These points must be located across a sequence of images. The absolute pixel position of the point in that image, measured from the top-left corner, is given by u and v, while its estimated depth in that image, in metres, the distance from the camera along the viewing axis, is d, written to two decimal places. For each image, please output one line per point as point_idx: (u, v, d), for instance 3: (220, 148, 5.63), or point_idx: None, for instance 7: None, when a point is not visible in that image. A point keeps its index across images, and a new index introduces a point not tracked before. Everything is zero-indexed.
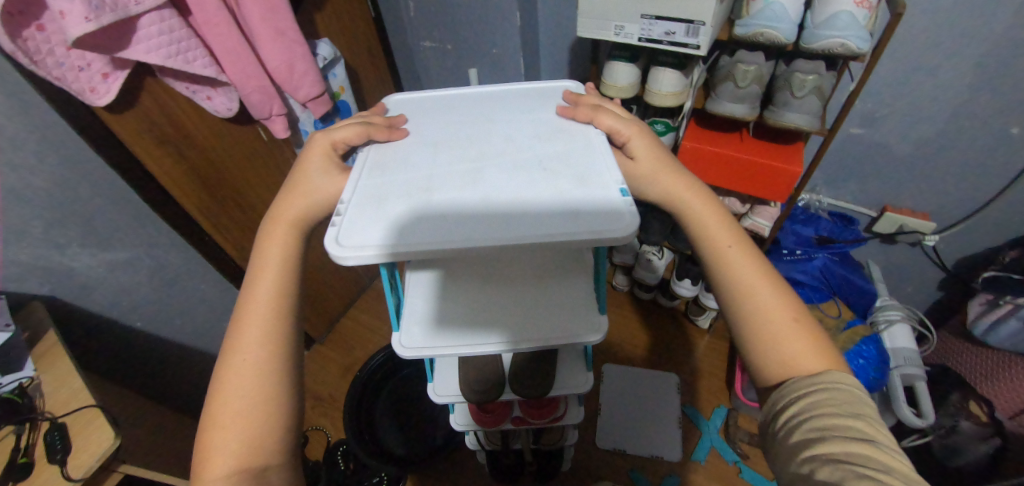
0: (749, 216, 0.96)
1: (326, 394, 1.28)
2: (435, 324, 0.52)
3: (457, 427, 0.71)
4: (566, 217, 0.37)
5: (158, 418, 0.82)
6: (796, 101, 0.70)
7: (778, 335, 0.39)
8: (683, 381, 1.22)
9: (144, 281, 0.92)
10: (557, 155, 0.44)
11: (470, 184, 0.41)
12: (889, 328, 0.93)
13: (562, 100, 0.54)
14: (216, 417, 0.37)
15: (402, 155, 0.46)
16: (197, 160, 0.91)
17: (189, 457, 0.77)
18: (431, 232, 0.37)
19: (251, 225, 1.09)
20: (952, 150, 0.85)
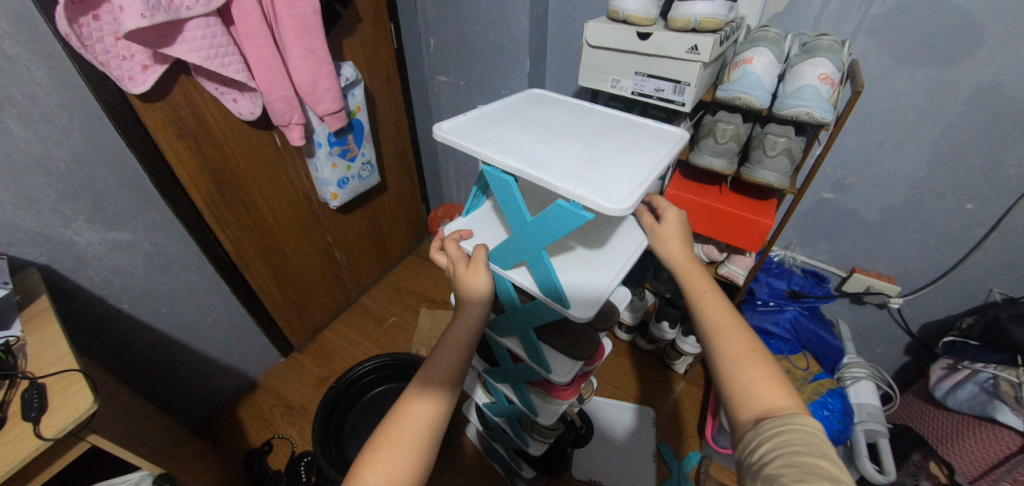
0: (726, 263, 1.00)
1: (297, 404, 1.26)
2: (576, 283, 0.55)
3: (552, 419, 0.75)
4: (662, 141, 0.54)
5: (128, 401, 0.81)
6: (768, 159, 0.77)
7: (739, 369, 0.47)
8: (658, 423, 1.23)
9: (139, 264, 0.93)
10: (602, 121, 0.59)
11: (599, 149, 0.52)
12: (855, 384, 0.97)
13: (543, 99, 0.67)
14: (395, 424, 0.49)
15: (524, 150, 0.51)
16: (213, 155, 0.97)
17: (152, 444, 0.76)
18: (631, 171, 0.47)
19: (252, 225, 1.12)
20: (913, 220, 0.92)
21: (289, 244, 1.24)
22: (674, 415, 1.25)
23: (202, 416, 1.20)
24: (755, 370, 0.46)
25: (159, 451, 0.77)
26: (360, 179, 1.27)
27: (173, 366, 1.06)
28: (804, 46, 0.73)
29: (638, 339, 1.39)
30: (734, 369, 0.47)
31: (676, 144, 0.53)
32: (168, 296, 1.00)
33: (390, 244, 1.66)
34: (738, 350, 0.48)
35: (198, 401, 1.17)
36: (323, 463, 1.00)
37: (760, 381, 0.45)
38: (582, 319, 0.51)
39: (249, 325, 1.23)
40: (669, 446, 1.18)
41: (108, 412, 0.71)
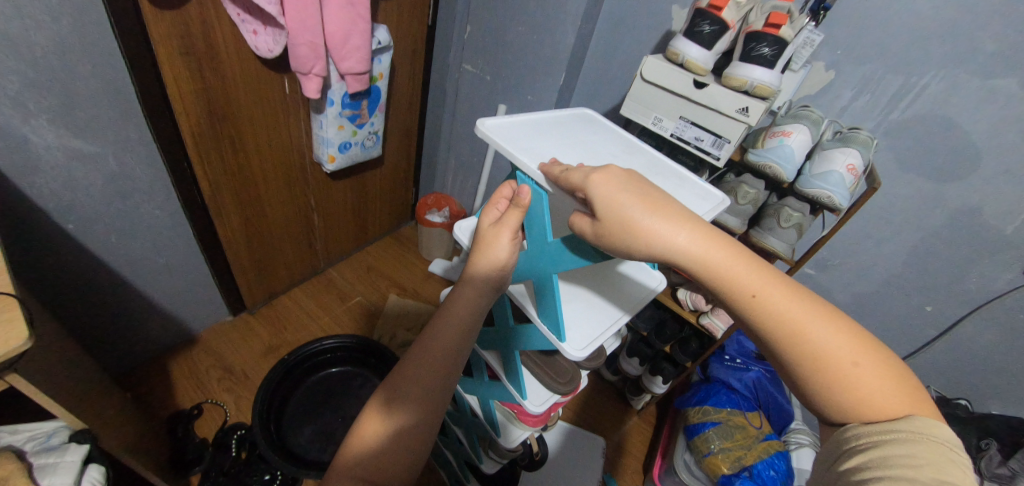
0: (708, 314, 1.04)
1: (239, 369, 1.15)
2: (576, 324, 0.53)
3: (513, 444, 0.71)
4: (700, 203, 0.50)
5: (53, 339, 0.69)
6: (780, 229, 0.82)
7: (828, 373, 0.32)
8: (607, 452, 1.25)
9: (99, 184, 0.81)
10: (647, 163, 0.55)
11: None
12: (799, 450, 1.04)
13: (592, 120, 0.62)
14: (370, 410, 0.43)
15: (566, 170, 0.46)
16: (214, 84, 0.87)
17: (72, 393, 0.65)
18: None
19: (237, 170, 1.02)
20: (878, 310, 1.01)
21: (271, 199, 1.15)
22: (623, 448, 1.28)
23: (126, 363, 1.07)
24: (846, 361, 0.32)
25: (79, 401, 0.67)
26: (363, 148, 1.19)
27: (106, 304, 0.94)
28: (839, 134, 0.79)
29: (603, 369, 1.41)
30: (803, 355, 0.32)
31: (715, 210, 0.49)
32: (123, 226, 0.89)
33: (371, 220, 1.57)
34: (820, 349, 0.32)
35: (124, 348, 1.04)
36: (261, 440, 0.92)
37: (866, 381, 0.31)
38: (569, 358, 0.49)
39: (204, 275, 1.11)
40: (614, 478, 1.21)
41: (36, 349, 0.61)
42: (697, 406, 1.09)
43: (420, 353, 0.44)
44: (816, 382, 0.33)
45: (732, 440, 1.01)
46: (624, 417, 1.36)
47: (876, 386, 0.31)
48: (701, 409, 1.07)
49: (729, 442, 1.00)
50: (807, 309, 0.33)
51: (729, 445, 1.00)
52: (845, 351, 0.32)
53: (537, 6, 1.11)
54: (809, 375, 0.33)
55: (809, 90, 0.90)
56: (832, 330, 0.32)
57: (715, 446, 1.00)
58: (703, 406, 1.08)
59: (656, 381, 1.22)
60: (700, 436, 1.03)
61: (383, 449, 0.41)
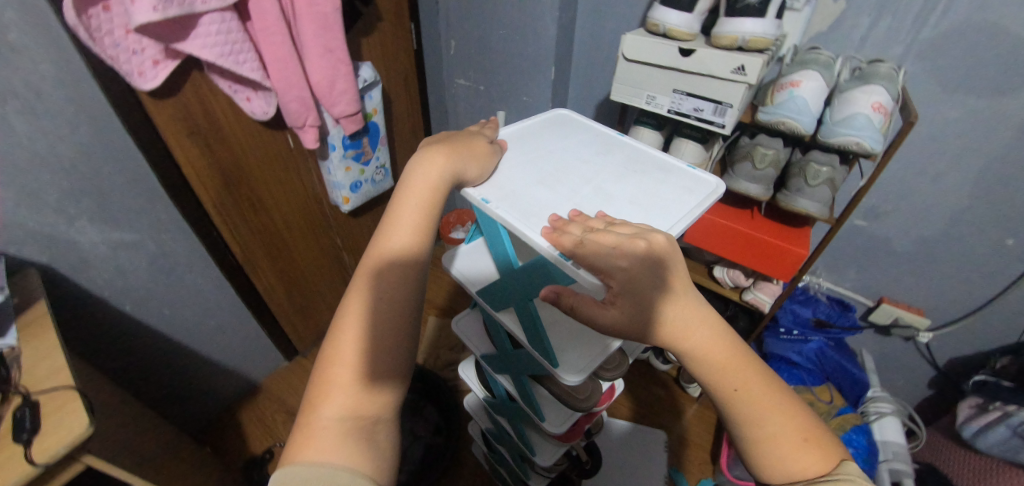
0: (751, 290, 0.96)
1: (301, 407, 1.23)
2: (571, 347, 0.50)
3: (548, 462, 0.69)
4: (689, 195, 0.47)
5: (128, 411, 0.76)
6: (809, 189, 0.74)
7: (767, 437, 0.36)
8: (670, 444, 1.21)
9: (143, 265, 0.89)
10: (630, 160, 0.52)
11: (612, 198, 0.45)
12: (880, 420, 0.94)
13: (569, 123, 0.59)
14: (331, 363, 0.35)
15: (527, 194, 0.44)
16: (223, 156, 0.93)
17: (150, 458, 0.72)
18: None
19: (262, 227, 1.08)
20: (948, 254, 0.89)
21: (299, 248, 1.20)
22: (687, 438, 1.23)
23: (202, 418, 1.17)
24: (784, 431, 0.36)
25: (160, 466, 0.74)
26: (373, 184, 1.22)
27: (171, 370, 1.03)
28: (858, 71, 0.71)
29: (651, 360, 1.36)
30: (750, 427, 0.36)
31: (705, 199, 0.46)
32: (172, 298, 0.97)
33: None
34: (764, 416, 0.36)
35: (197, 405, 1.14)
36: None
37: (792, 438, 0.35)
38: (568, 384, 0.47)
39: (254, 330, 1.20)
40: (681, 471, 1.16)
41: (111, 422, 0.67)
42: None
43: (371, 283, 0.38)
44: (759, 439, 0.36)
45: None
46: (681, 406, 1.30)
47: (801, 444, 0.35)
48: None
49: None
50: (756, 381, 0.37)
51: None
52: (791, 426, 0.36)
53: (513, 6, 1.08)
54: (750, 430, 0.36)
55: (820, 27, 0.80)
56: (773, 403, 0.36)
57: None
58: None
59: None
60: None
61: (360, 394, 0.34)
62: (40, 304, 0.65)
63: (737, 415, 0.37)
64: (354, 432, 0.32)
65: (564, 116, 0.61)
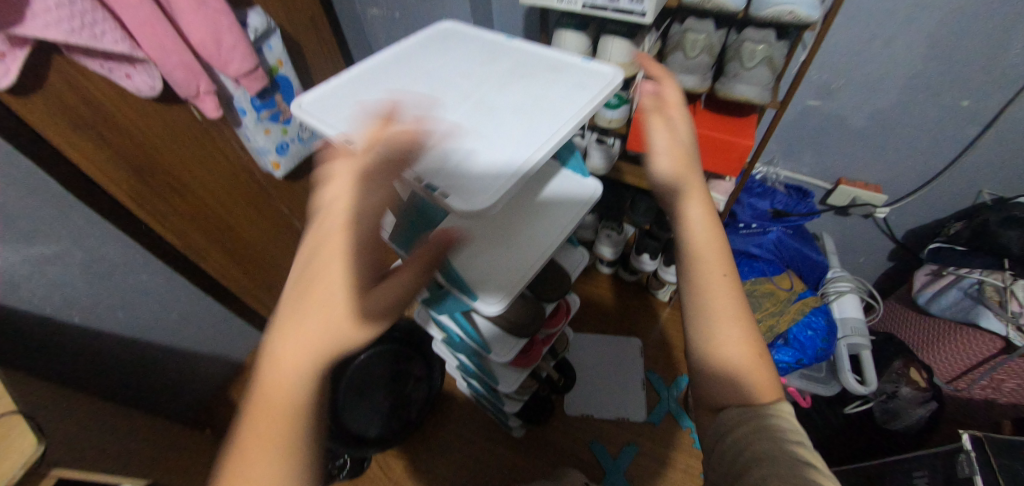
0: (705, 190, 0.94)
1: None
2: (494, 278, 0.51)
3: (512, 387, 0.73)
4: (581, 92, 0.43)
5: (102, 414, 0.77)
6: (745, 72, 0.68)
7: (732, 357, 0.43)
8: (647, 349, 1.28)
9: (76, 273, 0.86)
10: (519, 65, 0.46)
11: (490, 112, 0.41)
12: (839, 299, 0.96)
13: (455, 35, 0.53)
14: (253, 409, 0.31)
15: (394, 123, 0.40)
16: (122, 144, 0.83)
17: (136, 450, 0.74)
18: (509, 148, 0.37)
19: (194, 213, 1.02)
20: (903, 124, 0.84)
21: (241, 222, 1.16)
22: (662, 341, 1.29)
23: (196, 397, 1.24)
24: (745, 356, 0.43)
25: (156, 458, 0.77)
26: (301, 142, 1.14)
27: (145, 362, 1.06)
28: None
29: (620, 272, 1.37)
30: (718, 341, 0.43)
31: (599, 93, 0.42)
32: (121, 301, 0.96)
33: None
34: (734, 339, 0.43)
35: (185, 386, 1.19)
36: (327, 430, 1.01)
37: (753, 372, 0.43)
38: (492, 314, 0.49)
39: (221, 311, 1.22)
40: (659, 372, 1.24)
41: (75, 425, 0.67)
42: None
43: (298, 326, 0.32)
44: (724, 353, 0.43)
45: (761, 310, 0.95)
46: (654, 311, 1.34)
47: (760, 378, 0.42)
48: None
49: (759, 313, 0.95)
50: (733, 313, 0.44)
51: (760, 316, 0.95)
52: (751, 353, 0.43)
53: None
54: (717, 343, 0.43)
55: None
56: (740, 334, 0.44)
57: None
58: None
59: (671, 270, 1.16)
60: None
61: (280, 459, 0.30)
62: None
63: (712, 329, 0.44)
64: None
65: (451, 27, 0.54)
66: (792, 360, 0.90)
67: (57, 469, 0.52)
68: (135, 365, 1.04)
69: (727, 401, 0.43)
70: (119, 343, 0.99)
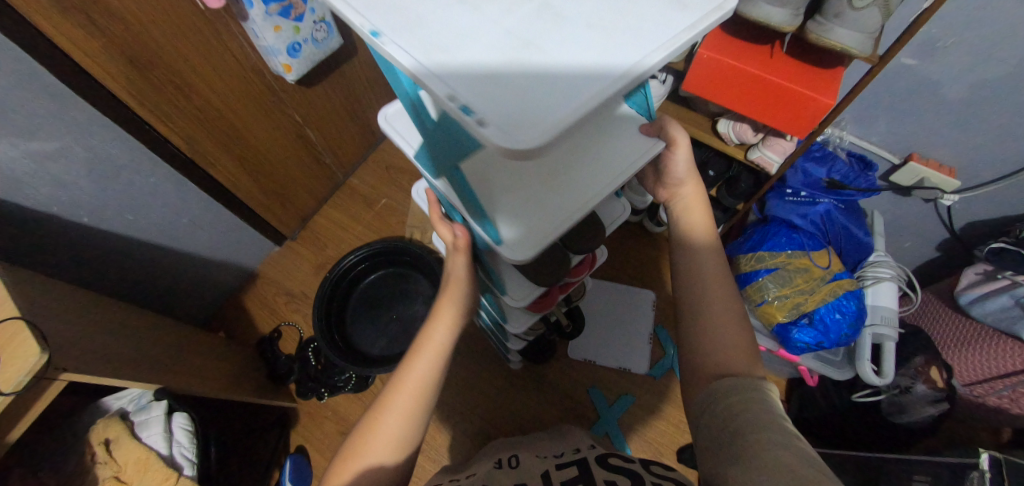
0: (759, 147, 0.83)
1: (297, 291, 1.35)
2: (524, 219, 0.46)
3: (523, 328, 0.72)
4: (681, 8, 0.30)
5: (114, 317, 0.79)
6: (852, 13, 0.54)
7: (716, 329, 0.48)
8: (657, 305, 1.26)
9: (81, 173, 0.83)
10: None
11: (555, 17, 0.29)
12: (875, 285, 0.90)
13: None
14: (393, 393, 0.52)
15: (426, 12, 0.29)
16: (120, 34, 0.73)
17: (149, 354, 0.77)
18: (570, 74, 0.26)
19: (200, 115, 0.95)
20: (1013, 103, 0.70)
21: (252, 130, 1.08)
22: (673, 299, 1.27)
23: (212, 301, 1.29)
24: (728, 333, 0.48)
25: (171, 365, 0.80)
26: (314, 43, 1.01)
27: (156, 265, 1.08)
28: None
29: (646, 222, 1.30)
30: (706, 316, 0.50)
31: (705, 17, 0.29)
32: (130, 204, 0.95)
33: (370, 118, 1.47)
34: (721, 318, 0.49)
35: (200, 289, 1.23)
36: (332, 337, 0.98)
37: (736, 347, 0.46)
38: (515, 261, 0.44)
39: (234, 222, 1.21)
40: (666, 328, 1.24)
41: (87, 331, 0.68)
42: (750, 252, 0.95)
43: (419, 358, 0.53)
44: (708, 325, 0.49)
45: (791, 286, 0.88)
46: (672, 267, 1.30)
47: (739, 353, 0.45)
48: (755, 255, 0.93)
49: (788, 288, 0.88)
50: (719, 301, 0.50)
51: (787, 292, 0.88)
52: (735, 327, 0.48)
53: None
54: (707, 316, 0.50)
55: None
56: (724, 313, 0.49)
57: (769, 295, 0.89)
58: (756, 252, 0.93)
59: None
60: (753, 284, 0.92)
61: (405, 423, 0.50)
62: None
63: (702, 309, 0.50)
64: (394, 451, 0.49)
65: None
66: (812, 340, 0.86)
67: (66, 372, 0.55)
68: (149, 266, 1.06)
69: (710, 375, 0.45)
70: (130, 243, 1.00)
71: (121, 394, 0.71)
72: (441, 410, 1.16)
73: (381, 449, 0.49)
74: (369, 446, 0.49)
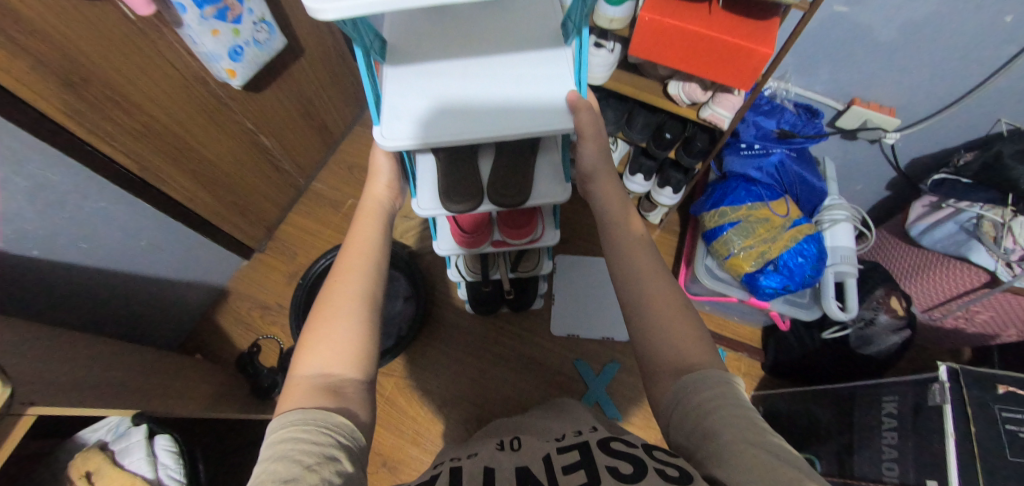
0: (709, 105, 0.85)
1: (272, 303, 1.32)
2: (413, 121, 0.52)
3: (444, 251, 0.82)
4: None
5: (77, 348, 0.76)
6: None
7: (662, 320, 0.48)
8: None
9: (25, 204, 0.78)
10: None
11: None
12: (832, 228, 0.94)
13: None
14: (325, 302, 0.50)
15: None
16: (43, 52, 0.69)
17: (124, 381, 0.74)
18: None
19: (145, 130, 0.91)
20: (939, 40, 0.74)
21: (204, 141, 1.05)
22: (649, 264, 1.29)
23: (182, 323, 1.25)
24: (678, 320, 0.48)
25: (148, 390, 0.77)
26: (257, 45, 0.98)
27: (117, 293, 1.04)
28: None
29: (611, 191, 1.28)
30: (650, 294, 0.50)
31: None
32: (82, 232, 0.90)
33: (327, 118, 1.44)
34: (661, 298, 0.50)
35: (169, 313, 1.19)
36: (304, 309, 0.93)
37: (684, 334, 0.47)
38: (383, 147, 0.51)
39: (197, 239, 1.17)
40: None
41: (53, 364, 0.65)
42: (712, 209, 0.98)
43: (351, 256, 0.54)
44: (653, 308, 0.49)
45: (754, 236, 0.92)
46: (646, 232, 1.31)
47: (692, 339, 0.46)
48: (717, 211, 0.97)
49: (752, 239, 0.92)
50: (658, 289, 0.51)
51: (752, 242, 0.92)
52: (674, 305, 0.49)
53: None
54: (649, 304, 0.49)
55: None
56: (664, 293, 0.50)
57: (735, 247, 0.92)
58: (718, 208, 0.96)
59: (664, 194, 1.10)
60: (719, 239, 0.95)
61: (347, 333, 0.47)
62: None
63: (644, 295, 0.50)
64: (328, 383, 0.44)
65: None
66: (779, 284, 0.89)
67: (35, 407, 0.52)
68: (110, 295, 1.02)
69: (672, 374, 0.44)
70: (87, 274, 0.95)
71: (98, 426, 0.69)
72: (434, 402, 1.16)
73: (317, 370, 0.45)
74: (306, 369, 0.45)
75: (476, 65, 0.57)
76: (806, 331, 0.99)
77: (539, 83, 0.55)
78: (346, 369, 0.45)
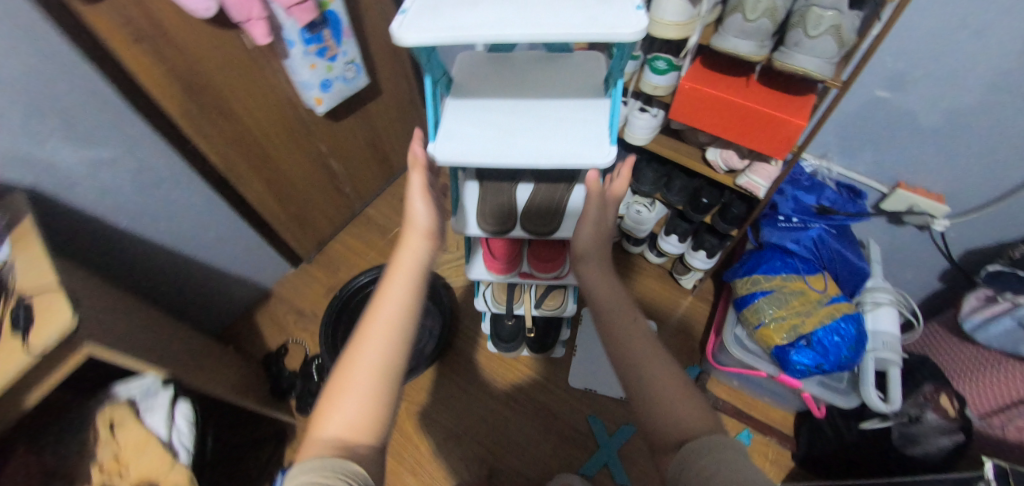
0: (745, 173, 0.88)
1: (307, 311, 1.39)
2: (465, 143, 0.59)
3: (475, 275, 0.86)
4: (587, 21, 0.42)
5: (139, 314, 0.84)
6: (808, 41, 0.61)
7: (666, 398, 0.47)
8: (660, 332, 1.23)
9: (128, 181, 0.91)
10: None
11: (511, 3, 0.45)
12: (874, 311, 0.89)
13: None
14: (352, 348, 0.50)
15: None
16: (177, 62, 0.85)
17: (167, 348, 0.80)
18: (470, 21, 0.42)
19: (236, 136, 1.05)
20: (984, 131, 0.75)
21: (283, 153, 1.19)
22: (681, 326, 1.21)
23: (226, 316, 1.33)
24: (681, 399, 0.47)
25: (181, 361, 0.81)
26: (345, 81, 1.14)
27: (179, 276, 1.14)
28: None
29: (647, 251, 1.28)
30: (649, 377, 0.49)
31: (585, 29, 0.40)
32: (168, 213, 1.02)
33: (391, 152, 1.59)
34: (664, 379, 0.49)
35: (217, 303, 1.28)
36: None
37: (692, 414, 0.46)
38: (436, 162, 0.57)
39: (256, 240, 1.29)
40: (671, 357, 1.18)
41: (116, 316, 0.73)
42: (746, 275, 0.97)
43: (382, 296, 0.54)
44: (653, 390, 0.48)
45: (788, 307, 0.89)
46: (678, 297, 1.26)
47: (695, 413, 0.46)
48: (750, 279, 0.96)
49: (785, 310, 0.89)
50: (659, 367, 0.50)
51: (784, 313, 0.89)
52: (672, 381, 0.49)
53: None
54: (652, 385, 0.49)
55: None
56: (664, 373, 0.50)
57: (767, 316, 0.90)
58: (752, 275, 0.95)
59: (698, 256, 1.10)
60: (751, 307, 0.93)
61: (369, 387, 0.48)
62: (29, 221, 0.67)
63: (647, 375, 0.50)
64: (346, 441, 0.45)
65: None
66: (812, 361, 0.84)
67: (90, 344, 0.59)
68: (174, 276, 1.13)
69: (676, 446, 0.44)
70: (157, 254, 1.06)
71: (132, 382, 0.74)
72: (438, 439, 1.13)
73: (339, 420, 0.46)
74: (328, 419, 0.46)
75: (531, 102, 0.64)
76: (844, 421, 0.91)
77: (580, 124, 0.61)
78: (364, 425, 0.46)
